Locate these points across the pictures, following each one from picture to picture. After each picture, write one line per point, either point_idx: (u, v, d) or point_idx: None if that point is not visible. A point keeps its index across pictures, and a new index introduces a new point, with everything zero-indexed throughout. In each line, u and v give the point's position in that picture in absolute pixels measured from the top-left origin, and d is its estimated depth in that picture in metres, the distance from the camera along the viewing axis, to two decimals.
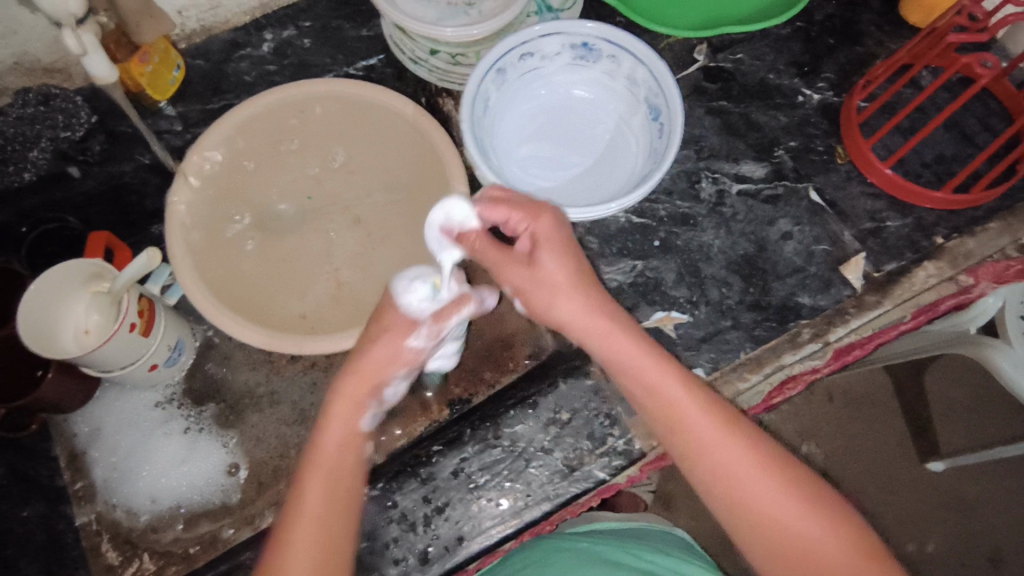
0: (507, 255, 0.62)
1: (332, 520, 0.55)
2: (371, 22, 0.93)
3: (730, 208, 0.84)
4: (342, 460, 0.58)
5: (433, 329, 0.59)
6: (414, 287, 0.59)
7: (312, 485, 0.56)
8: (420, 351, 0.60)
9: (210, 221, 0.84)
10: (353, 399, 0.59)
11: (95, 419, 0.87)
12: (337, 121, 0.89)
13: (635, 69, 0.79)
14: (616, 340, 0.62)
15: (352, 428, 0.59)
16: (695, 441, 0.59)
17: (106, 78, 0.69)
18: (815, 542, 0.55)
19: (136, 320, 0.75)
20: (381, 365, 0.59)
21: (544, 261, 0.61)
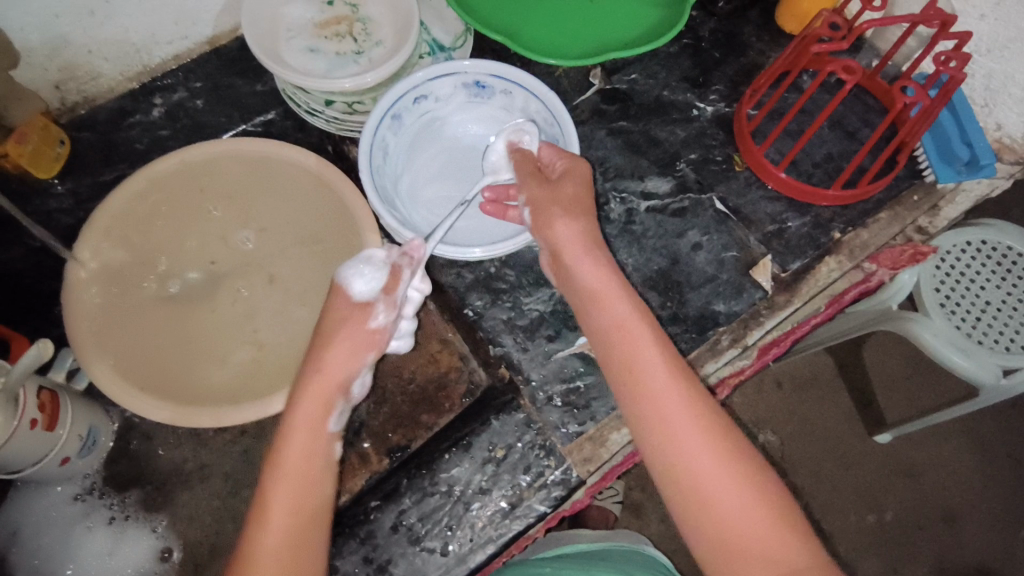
0: (536, 177, 0.69)
1: (293, 530, 0.57)
2: (264, 77, 0.91)
3: (641, 226, 0.86)
4: (307, 461, 0.59)
5: (391, 304, 0.61)
6: (360, 274, 0.61)
7: (280, 488, 0.58)
8: (382, 333, 0.62)
9: (115, 299, 0.81)
10: (319, 401, 0.60)
11: (10, 522, 0.81)
12: (239, 179, 0.86)
13: (528, 103, 0.81)
14: (597, 260, 0.63)
15: (316, 435, 0.60)
16: (649, 388, 0.57)
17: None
18: (726, 495, 0.54)
19: (38, 416, 0.71)
20: (341, 367, 0.61)
21: (563, 185, 0.67)
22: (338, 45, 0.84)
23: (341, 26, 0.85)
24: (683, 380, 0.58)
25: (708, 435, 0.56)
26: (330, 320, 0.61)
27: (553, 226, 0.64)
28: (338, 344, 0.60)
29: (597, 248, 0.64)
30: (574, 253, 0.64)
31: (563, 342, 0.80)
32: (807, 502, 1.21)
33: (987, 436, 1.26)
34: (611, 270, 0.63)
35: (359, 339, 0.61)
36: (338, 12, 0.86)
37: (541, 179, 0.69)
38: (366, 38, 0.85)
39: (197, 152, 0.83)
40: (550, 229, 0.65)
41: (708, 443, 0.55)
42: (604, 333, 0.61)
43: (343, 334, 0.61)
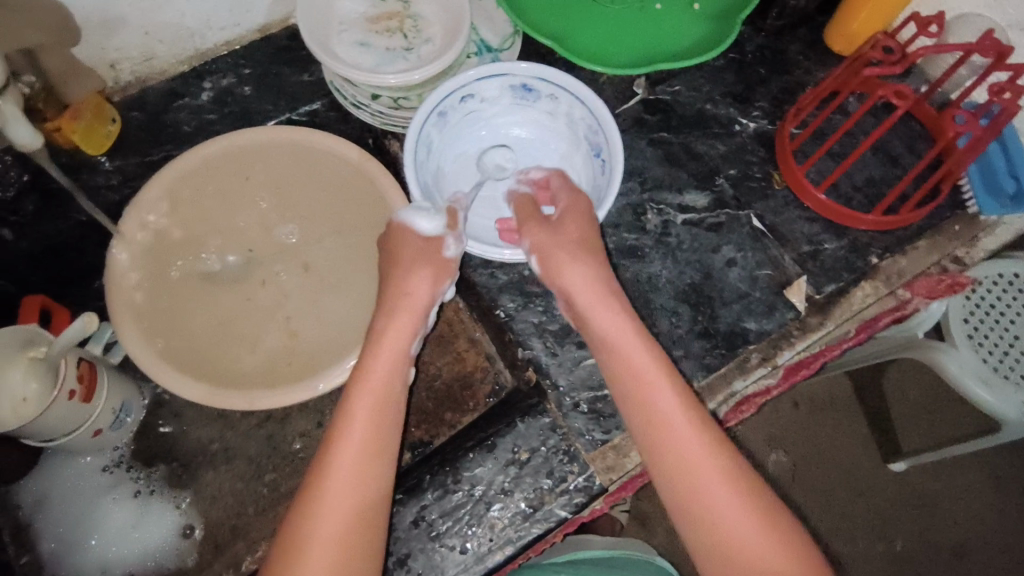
0: (537, 217, 0.70)
1: (377, 430, 0.60)
2: (312, 67, 0.92)
3: (675, 238, 0.86)
4: (392, 375, 0.63)
5: (455, 234, 0.70)
6: (423, 214, 0.70)
7: (365, 393, 0.61)
8: (451, 259, 0.69)
9: (155, 279, 0.82)
10: (406, 322, 0.65)
11: (39, 489, 0.83)
12: (281, 166, 0.88)
13: (574, 108, 0.81)
14: (611, 309, 0.63)
15: (401, 356, 0.64)
16: (685, 458, 0.57)
17: (30, 143, 0.67)
18: (745, 540, 0.54)
19: (75, 387, 0.73)
20: (424, 291, 0.66)
21: (569, 227, 0.68)
22: (388, 40, 0.85)
23: (392, 21, 0.86)
24: (714, 445, 0.57)
25: (748, 505, 0.55)
26: (407, 250, 0.68)
27: (564, 272, 0.65)
28: (420, 272, 0.66)
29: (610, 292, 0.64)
30: (584, 298, 0.64)
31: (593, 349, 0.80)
32: (820, 525, 1.20)
33: (1006, 472, 1.24)
34: (624, 314, 0.63)
35: (437, 268, 0.67)
36: (390, 7, 0.87)
37: (541, 222, 0.70)
38: (417, 35, 0.85)
39: (245, 138, 0.85)
40: (560, 275, 0.66)
41: (745, 509, 0.55)
42: (631, 387, 0.61)
43: (422, 264, 0.67)
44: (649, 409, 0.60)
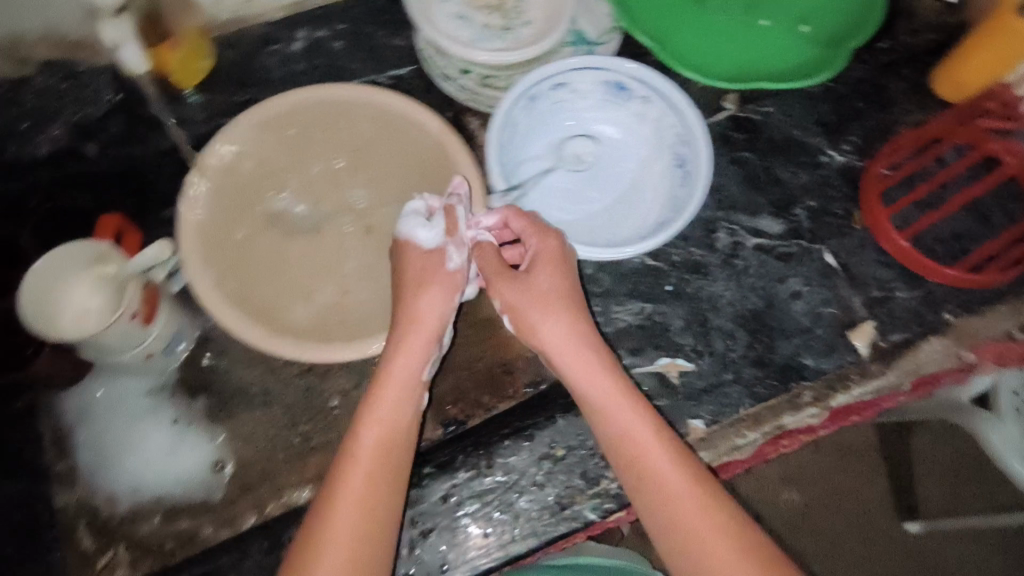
0: (504, 270, 0.67)
1: (382, 456, 0.62)
2: (405, 32, 0.91)
3: (743, 261, 0.84)
4: (400, 400, 0.65)
5: (458, 245, 0.69)
6: (420, 230, 0.68)
7: (372, 423, 0.64)
8: (460, 273, 0.68)
9: (226, 215, 0.83)
10: (416, 347, 0.66)
11: (83, 402, 0.84)
12: (362, 127, 0.87)
13: (664, 116, 0.80)
14: (592, 369, 0.64)
15: (411, 376, 0.66)
16: (700, 542, 0.57)
17: (138, 70, 0.73)
18: None
19: (137, 310, 0.75)
20: (433, 313, 0.67)
21: (546, 274, 0.67)
22: (488, 17, 0.83)
23: None
24: (718, 513, 0.58)
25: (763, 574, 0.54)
26: (411, 272, 0.68)
27: (542, 328, 0.66)
28: (428, 294, 0.67)
29: (588, 352, 0.65)
30: (563, 359, 0.65)
31: (642, 358, 0.80)
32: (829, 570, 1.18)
33: None
34: (609, 373, 0.65)
35: (442, 285, 0.67)
36: None
37: (507, 276, 0.67)
38: (517, 16, 0.84)
39: (327, 94, 0.84)
40: (538, 333, 0.66)
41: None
42: (627, 463, 0.62)
43: (429, 283, 0.67)
44: (648, 489, 0.60)
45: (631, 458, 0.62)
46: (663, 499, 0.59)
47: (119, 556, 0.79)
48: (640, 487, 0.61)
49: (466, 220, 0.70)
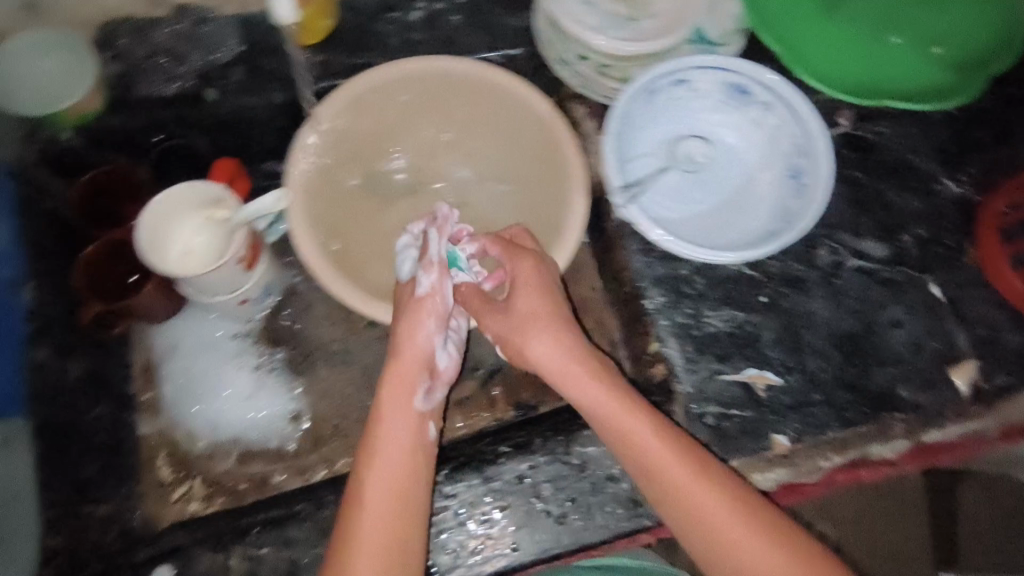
0: (491, 304, 0.71)
1: (394, 495, 0.61)
2: (523, 12, 0.90)
3: (845, 282, 0.81)
4: (402, 435, 0.65)
5: (427, 267, 0.70)
6: (404, 258, 0.72)
7: (376, 463, 0.63)
8: (435, 297, 0.69)
9: (329, 175, 0.83)
10: (409, 380, 0.67)
11: (173, 336, 0.87)
12: (469, 102, 0.86)
13: (784, 124, 0.78)
14: (585, 382, 0.66)
15: (404, 410, 0.66)
16: (734, 542, 0.57)
17: (286, 20, 0.72)
18: None
19: (244, 254, 0.77)
20: (421, 342, 0.68)
21: (521, 292, 0.70)
22: (615, 5, 0.81)
23: None
24: (747, 511, 0.58)
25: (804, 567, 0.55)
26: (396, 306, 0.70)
27: (530, 348, 0.68)
28: (409, 321, 0.69)
29: (579, 366, 0.67)
30: (550, 371, 0.68)
31: (730, 366, 0.78)
32: None
33: None
34: (600, 381, 0.66)
35: (415, 310, 0.69)
36: None
37: (490, 305, 0.71)
38: (643, 7, 0.81)
39: (431, 65, 0.82)
40: (529, 350, 0.69)
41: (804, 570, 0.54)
42: (644, 476, 0.62)
43: (409, 312, 0.69)
44: (676, 508, 0.59)
45: (647, 470, 0.61)
46: (686, 505, 0.59)
47: (194, 490, 0.81)
48: (667, 496, 0.60)
49: (440, 243, 0.71)
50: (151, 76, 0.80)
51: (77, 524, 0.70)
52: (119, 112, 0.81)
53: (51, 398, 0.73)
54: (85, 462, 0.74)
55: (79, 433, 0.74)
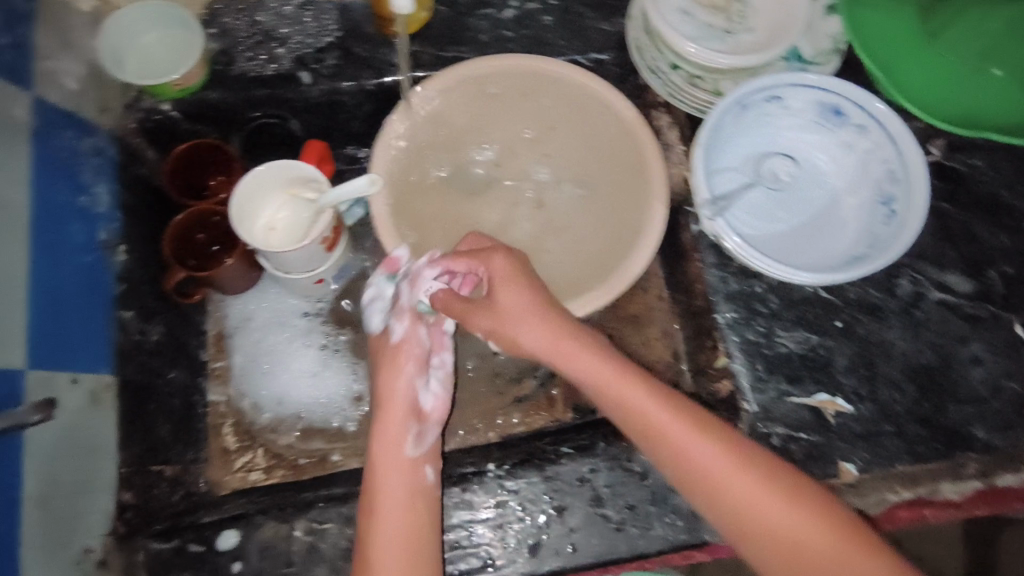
0: (474, 303, 0.71)
1: (401, 540, 0.64)
2: (614, 18, 0.90)
3: (924, 314, 0.80)
4: (401, 481, 0.68)
5: (399, 313, 0.74)
6: (375, 305, 0.76)
7: (378, 511, 0.66)
8: (411, 342, 0.73)
9: (412, 164, 0.85)
10: (400, 428, 0.70)
11: (247, 308, 0.89)
12: (556, 103, 0.86)
13: (878, 149, 0.76)
14: (579, 358, 0.67)
15: (398, 461, 0.68)
16: (731, 490, 0.58)
17: (404, 8, 0.67)
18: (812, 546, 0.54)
19: (327, 235, 0.78)
20: (404, 391, 0.72)
21: (507, 287, 0.70)
22: (711, 17, 0.81)
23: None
24: (742, 461, 0.59)
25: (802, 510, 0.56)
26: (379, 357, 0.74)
27: (523, 333, 0.69)
28: (391, 372, 0.73)
29: (569, 339, 0.68)
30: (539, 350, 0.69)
31: (800, 389, 0.77)
32: None
33: None
34: (595, 352, 0.67)
35: (395, 356, 0.73)
36: None
37: (472, 304, 0.71)
38: (740, 21, 0.81)
39: (523, 63, 0.83)
40: (521, 340, 0.69)
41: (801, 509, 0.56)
42: (638, 429, 0.62)
43: (390, 364, 0.73)
44: (678, 461, 0.60)
45: (643, 432, 0.62)
46: (685, 461, 0.59)
47: (256, 461, 0.83)
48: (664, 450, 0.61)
49: (411, 292, 0.74)
50: (255, 51, 0.83)
51: (145, 482, 0.73)
52: (216, 85, 0.83)
53: (134, 357, 0.76)
54: (159, 422, 0.76)
55: (156, 395, 0.77)
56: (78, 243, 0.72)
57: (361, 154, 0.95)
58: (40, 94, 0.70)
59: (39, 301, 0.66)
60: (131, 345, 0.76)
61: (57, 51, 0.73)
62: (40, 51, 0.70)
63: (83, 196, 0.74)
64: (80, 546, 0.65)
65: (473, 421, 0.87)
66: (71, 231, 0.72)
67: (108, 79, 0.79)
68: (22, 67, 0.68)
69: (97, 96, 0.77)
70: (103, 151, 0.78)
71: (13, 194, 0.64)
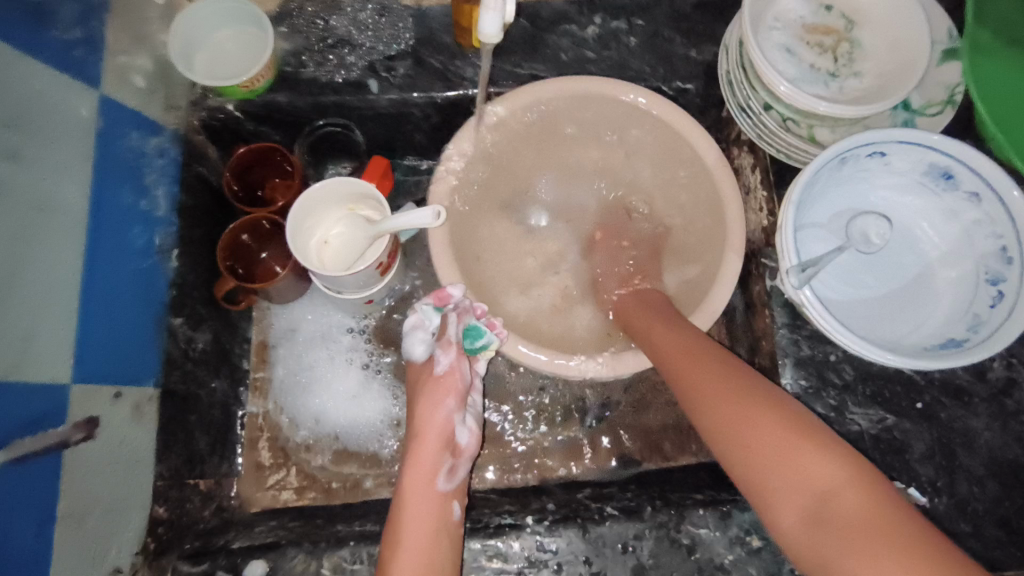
0: (601, 246, 0.85)
1: (422, 559, 0.64)
2: (704, 46, 0.84)
3: (1015, 404, 0.73)
4: (426, 511, 0.68)
5: (445, 346, 0.74)
6: (414, 338, 0.74)
7: (403, 533, 0.66)
8: (454, 375, 0.74)
9: (474, 188, 0.80)
10: (431, 456, 0.70)
11: (293, 319, 0.87)
12: (633, 133, 0.80)
13: (987, 221, 0.70)
14: (629, 301, 0.78)
15: (428, 494, 0.68)
16: (709, 398, 0.62)
17: (492, 38, 0.60)
18: (771, 444, 0.57)
19: (384, 260, 0.75)
20: (436, 423, 0.72)
21: (599, 255, 0.85)
22: (816, 57, 0.76)
23: (828, 38, 0.76)
24: (722, 369, 0.63)
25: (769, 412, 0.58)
26: (416, 387, 0.75)
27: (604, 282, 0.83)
28: (426, 401, 0.73)
29: (627, 291, 0.80)
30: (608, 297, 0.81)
31: None
32: None
33: None
34: (647, 299, 0.77)
35: (436, 388, 0.73)
36: (831, 21, 0.77)
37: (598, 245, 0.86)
38: (847, 64, 0.76)
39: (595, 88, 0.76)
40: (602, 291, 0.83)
41: (768, 411, 0.59)
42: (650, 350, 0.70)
43: (424, 396, 0.74)
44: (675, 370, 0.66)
45: (653, 349, 0.70)
46: (679, 370, 0.66)
47: (288, 479, 0.81)
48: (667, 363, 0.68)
49: (457, 326, 0.74)
50: (327, 58, 0.79)
51: (179, 496, 0.72)
52: (283, 88, 0.79)
53: (180, 365, 0.74)
54: (197, 435, 0.75)
55: (198, 404, 0.75)
56: (136, 248, 0.70)
57: (421, 164, 0.94)
58: (109, 92, 0.67)
59: (91, 308, 0.64)
60: (178, 353, 0.74)
61: (130, 45, 0.70)
62: (113, 46, 0.68)
63: (145, 200, 0.72)
64: (110, 565, 0.63)
65: (512, 459, 0.84)
66: (132, 235, 0.70)
67: (177, 76, 0.77)
68: (94, 63, 0.65)
69: (165, 93, 0.75)
70: (166, 152, 0.76)
71: (75, 199, 0.62)
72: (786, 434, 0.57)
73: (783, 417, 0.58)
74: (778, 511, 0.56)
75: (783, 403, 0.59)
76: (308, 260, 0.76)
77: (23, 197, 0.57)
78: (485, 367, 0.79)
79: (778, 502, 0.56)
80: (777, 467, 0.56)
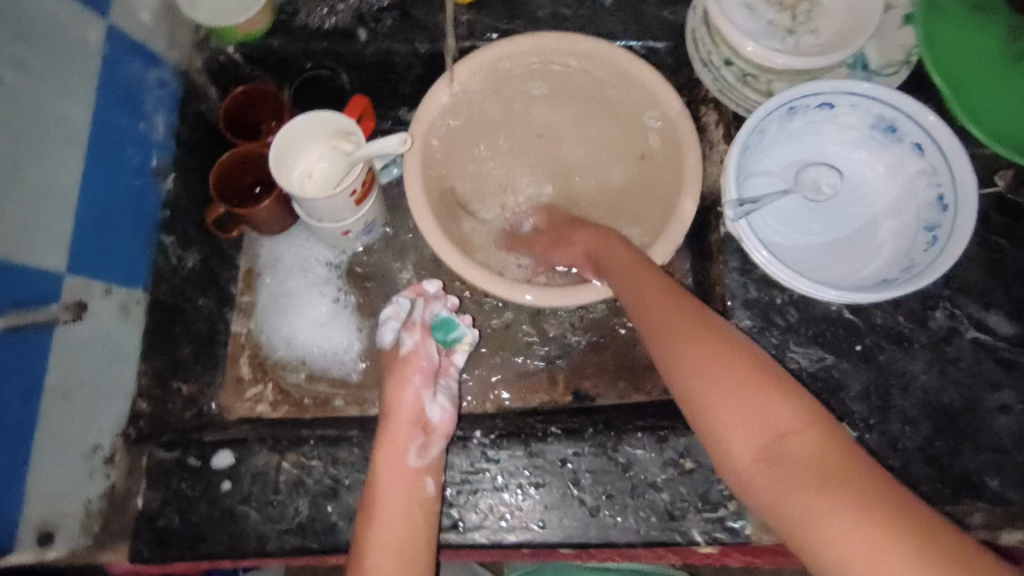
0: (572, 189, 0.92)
1: (402, 539, 0.67)
2: (677, 7, 0.89)
3: (955, 351, 0.75)
4: (401, 489, 0.70)
5: (410, 328, 0.78)
6: (385, 327, 0.78)
7: (380, 515, 0.68)
8: (419, 355, 0.77)
9: (452, 132, 0.85)
10: (402, 438, 0.72)
11: (276, 251, 0.94)
12: (600, 85, 0.85)
13: (928, 171, 0.72)
14: (616, 252, 0.73)
15: (399, 470, 0.70)
16: (692, 363, 0.58)
17: None
18: (756, 411, 0.54)
19: (358, 188, 0.80)
20: (410, 404, 0.74)
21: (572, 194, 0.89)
22: (776, 14, 0.79)
23: None
24: (711, 334, 0.59)
25: (756, 381, 0.55)
26: (391, 367, 0.78)
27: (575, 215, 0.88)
28: (399, 385, 0.76)
29: (605, 240, 0.76)
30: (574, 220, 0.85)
31: None
32: None
33: None
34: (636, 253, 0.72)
35: (402, 368, 0.76)
36: None
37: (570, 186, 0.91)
38: (806, 22, 0.79)
39: (563, 45, 0.82)
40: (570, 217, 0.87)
41: (750, 380, 0.56)
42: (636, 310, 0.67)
43: (398, 379, 0.76)
44: (663, 333, 0.62)
45: (640, 303, 0.66)
46: (665, 331, 0.62)
47: (265, 393, 0.89)
48: (654, 324, 0.64)
49: (425, 311, 0.79)
50: (319, 7, 0.86)
51: (162, 395, 0.79)
52: (277, 33, 0.86)
53: (169, 279, 0.81)
54: (181, 343, 0.82)
55: (183, 317, 0.83)
56: (132, 166, 0.78)
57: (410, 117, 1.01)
58: (116, 24, 0.75)
59: (86, 215, 0.71)
60: (168, 269, 0.82)
61: None
62: None
63: (142, 124, 0.79)
64: (92, 442, 0.70)
65: (473, 388, 0.89)
66: (128, 154, 0.77)
67: (183, 18, 0.85)
68: None
69: (169, 31, 0.83)
70: (167, 85, 0.83)
71: (77, 114, 0.69)
72: (771, 404, 0.54)
73: (771, 390, 0.55)
74: (732, 452, 0.55)
75: (782, 381, 0.55)
76: (290, 186, 0.81)
77: (26, 105, 0.63)
78: (463, 355, 0.80)
79: (736, 444, 0.55)
80: (760, 433, 0.54)
